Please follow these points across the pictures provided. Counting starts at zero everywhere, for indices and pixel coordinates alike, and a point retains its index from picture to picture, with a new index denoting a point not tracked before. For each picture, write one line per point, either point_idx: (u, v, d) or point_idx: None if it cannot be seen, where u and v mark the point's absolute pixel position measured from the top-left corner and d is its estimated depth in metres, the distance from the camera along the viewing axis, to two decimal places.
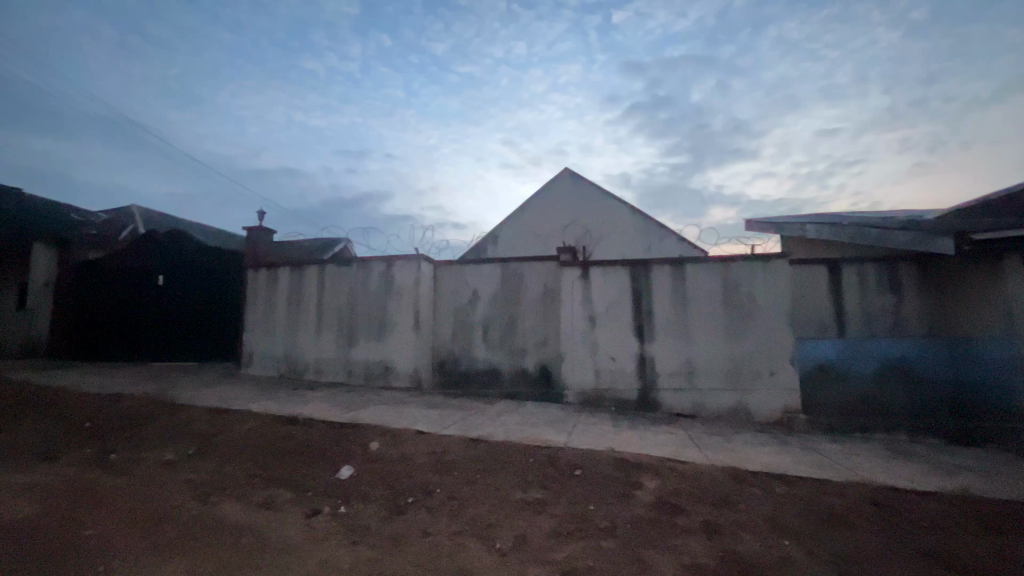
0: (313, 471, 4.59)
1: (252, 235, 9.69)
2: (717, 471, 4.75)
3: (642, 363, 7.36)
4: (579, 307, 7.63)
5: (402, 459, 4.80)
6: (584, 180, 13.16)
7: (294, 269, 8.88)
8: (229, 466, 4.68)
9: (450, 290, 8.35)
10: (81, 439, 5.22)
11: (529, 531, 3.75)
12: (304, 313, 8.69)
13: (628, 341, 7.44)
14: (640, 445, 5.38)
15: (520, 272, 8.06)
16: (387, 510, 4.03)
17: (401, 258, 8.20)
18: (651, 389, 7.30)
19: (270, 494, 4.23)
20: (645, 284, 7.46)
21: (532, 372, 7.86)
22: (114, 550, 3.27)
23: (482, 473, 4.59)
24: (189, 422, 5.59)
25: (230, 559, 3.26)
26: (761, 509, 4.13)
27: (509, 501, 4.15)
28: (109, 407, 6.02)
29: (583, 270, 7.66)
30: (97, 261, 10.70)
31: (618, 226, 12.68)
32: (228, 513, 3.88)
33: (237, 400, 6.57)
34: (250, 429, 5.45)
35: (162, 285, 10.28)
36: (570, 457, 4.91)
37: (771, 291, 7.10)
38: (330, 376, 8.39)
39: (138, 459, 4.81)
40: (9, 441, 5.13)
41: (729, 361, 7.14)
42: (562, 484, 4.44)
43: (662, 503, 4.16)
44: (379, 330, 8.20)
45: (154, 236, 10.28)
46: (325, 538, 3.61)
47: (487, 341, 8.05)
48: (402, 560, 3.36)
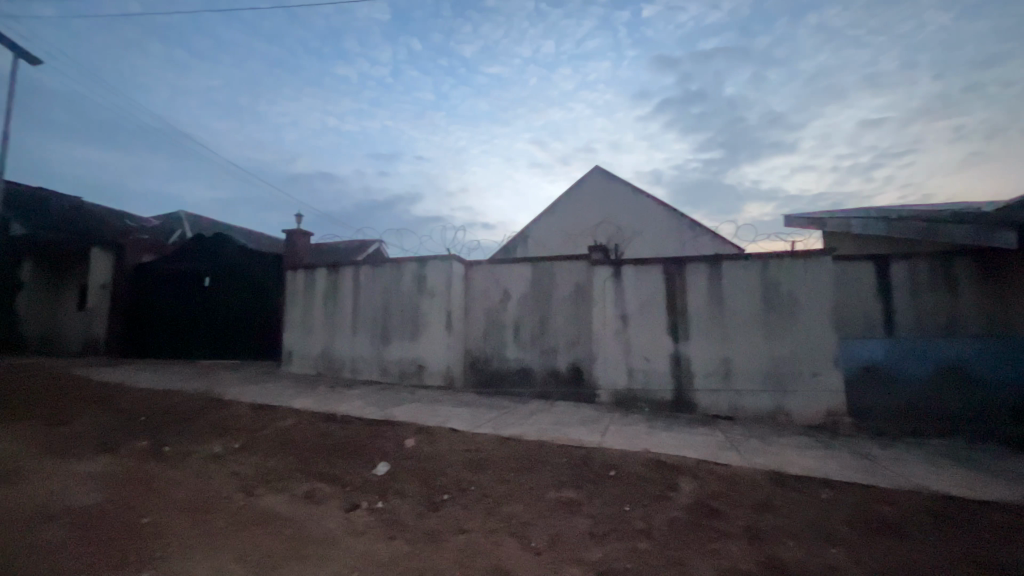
0: (350, 466, 4.72)
1: (291, 237, 10.04)
2: (758, 473, 4.61)
3: (677, 363, 7.22)
4: (611, 306, 7.54)
5: (437, 456, 4.87)
6: (615, 178, 12.98)
7: (331, 270, 9.13)
8: (273, 461, 4.87)
9: (481, 290, 8.41)
10: (138, 431, 5.55)
11: (564, 530, 3.73)
12: (340, 313, 8.94)
13: (662, 341, 7.31)
14: (677, 446, 5.27)
15: (551, 271, 8.04)
16: (423, 506, 4.10)
17: (434, 258, 8.31)
18: (686, 389, 7.15)
19: (312, 487, 4.38)
20: (680, 282, 7.31)
21: (563, 371, 7.82)
22: (169, 537, 3.46)
23: (515, 471, 4.61)
24: (234, 417, 5.85)
25: (275, 548, 3.39)
26: (805, 515, 3.98)
27: (543, 500, 4.15)
28: (162, 402, 6.36)
29: (615, 268, 7.57)
30: (149, 264, 11.30)
31: (650, 224, 12.46)
32: (272, 505, 4.04)
33: (278, 396, 6.82)
34: (291, 424, 5.65)
35: (207, 286, 10.75)
36: (604, 458, 4.85)
37: (813, 289, 6.83)
38: (365, 374, 8.59)
39: (188, 451, 5.07)
40: (74, 432, 5.51)
41: (768, 361, 6.91)
42: (595, 485, 4.40)
43: (700, 505, 4.07)
44: (412, 329, 8.34)
45: (201, 240, 10.78)
46: (363, 532, 3.70)
47: (519, 340, 8.07)
48: (438, 556, 3.40)
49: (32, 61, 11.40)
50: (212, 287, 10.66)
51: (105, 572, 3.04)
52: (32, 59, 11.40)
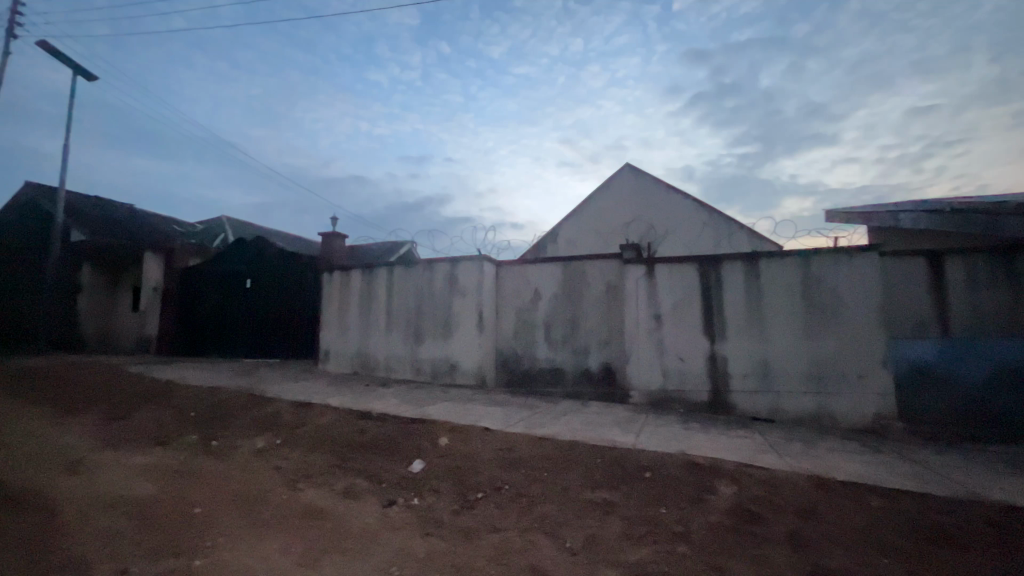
0: (387, 463, 4.83)
1: (327, 240, 10.35)
2: (800, 477, 4.45)
3: (713, 363, 7.04)
4: (644, 305, 7.42)
5: (470, 455, 4.91)
6: (646, 175, 12.78)
7: (365, 271, 9.35)
8: (313, 456, 5.04)
9: (512, 290, 8.43)
10: (188, 426, 5.84)
11: (598, 531, 3.71)
12: (374, 313, 9.14)
13: (697, 340, 7.15)
14: (714, 449, 5.15)
15: (582, 270, 7.98)
16: (458, 504, 4.15)
17: (465, 259, 8.39)
18: (723, 390, 6.96)
19: (350, 482, 4.50)
20: (716, 280, 7.13)
21: (595, 371, 7.75)
22: (217, 527, 3.61)
23: (548, 471, 4.60)
24: (277, 413, 6.08)
25: (317, 541, 3.50)
26: (853, 524, 3.81)
27: (577, 500, 4.13)
28: (209, 398, 6.68)
29: (648, 267, 7.45)
30: (195, 267, 11.85)
31: (683, 221, 12.19)
32: (314, 498, 4.18)
33: (316, 394, 7.04)
34: (330, 421, 5.82)
35: (249, 288, 11.18)
36: (639, 459, 4.79)
37: (858, 287, 6.54)
38: (399, 373, 8.75)
39: (236, 446, 5.31)
40: (131, 426, 5.85)
41: (811, 362, 6.64)
42: (630, 486, 4.35)
43: (740, 509, 3.96)
44: (444, 329, 8.45)
45: (243, 244, 11.23)
46: (400, 527, 3.77)
47: (550, 340, 8.04)
48: (474, 554, 3.42)
49: (89, 76, 12.17)
50: (253, 289, 11.08)
51: (161, 557, 3.21)
52: (90, 75, 12.17)
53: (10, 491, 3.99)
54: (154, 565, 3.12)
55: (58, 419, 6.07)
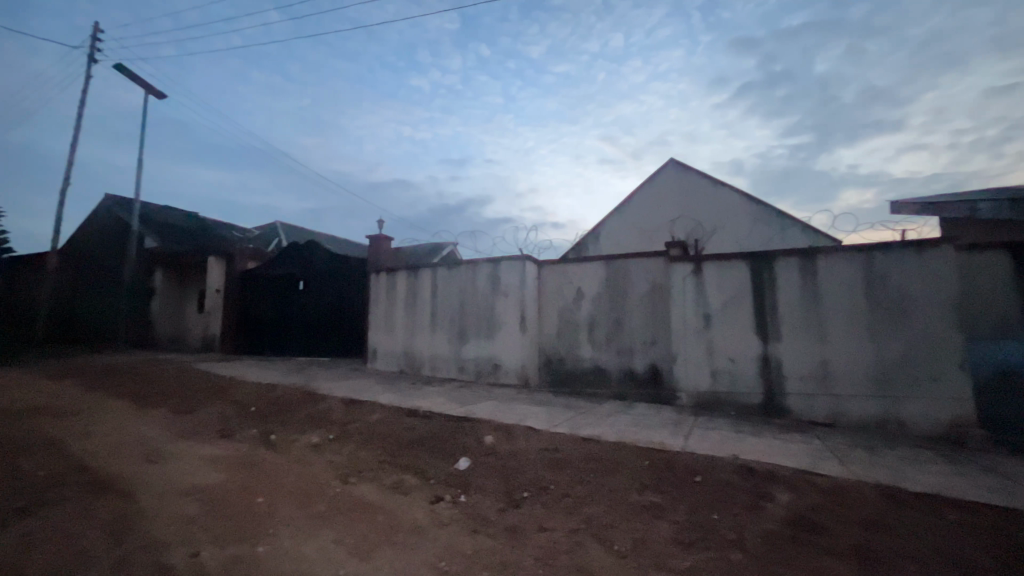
0: (434, 460, 4.93)
1: (374, 242, 10.67)
2: (866, 487, 4.17)
3: (766, 364, 6.74)
4: (691, 304, 7.20)
5: (516, 454, 4.93)
6: (692, 170, 12.37)
7: (410, 272, 9.59)
8: (364, 451, 5.23)
9: (554, 290, 8.40)
10: (249, 421, 6.20)
11: (647, 535, 3.63)
12: (419, 313, 9.35)
13: (748, 340, 6.87)
14: (769, 454, 4.92)
15: (626, 269, 7.84)
16: (504, 503, 4.17)
17: (507, 259, 8.43)
18: (777, 393, 6.65)
19: (399, 478, 4.63)
20: (768, 278, 6.82)
21: (640, 372, 7.59)
22: (278, 517, 3.80)
23: (594, 473, 4.55)
24: (329, 410, 6.35)
25: (369, 533, 3.62)
26: (928, 538, 3.53)
27: (624, 503, 4.06)
28: (268, 394, 7.07)
29: (695, 265, 7.22)
30: (252, 270, 12.52)
31: (733, 217, 11.70)
32: (365, 492, 4.33)
33: (366, 392, 7.29)
34: (379, 418, 6.01)
35: (301, 290, 11.68)
36: (688, 463, 4.64)
37: (930, 284, 6.06)
38: (444, 372, 8.91)
39: (293, 440, 5.59)
40: (199, 419, 6.28)
41: (876, 364, 6.23)
42: (679, 490, 4.23)
43: (799, 518, 3.77)
44: (488, 329, 8.53)
45: (296, 248, 11.76)
46: (448, 523, 3.85)
47: (593, 340, 7.95)
48: (521, 553, 3.42)
49: (159, 95, 13.13)
50: (305, 290, 11.57)
51: (229, 542, 3.42)
52: (160, 93, 13.13)
53: (98, 476, 4.37)
54: (223, 549, 3.32)
55: (137, 411, 6.61)
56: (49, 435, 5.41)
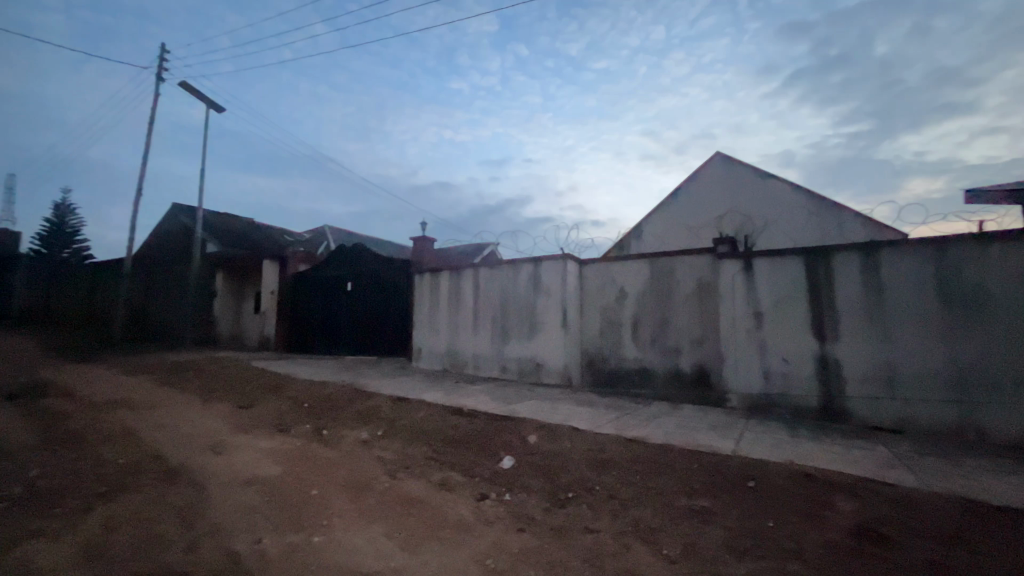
0: (479, 459, 4.98)
1: (418, 243, 10.89)
2: (940, 499, 3.87)
3: (824, 366, 6.39)
4: (741, 303, 6.93)
5: (560, 454, 4.91)
6: (740, 163, 11.90)
7: (453, 273, 9.74)
8: (411, 448, 5.36)
9: (596, 289, 8.30)
10: (303, 416, 6.49)
11: (697, 539, 3.53)
12: (461, 313, 9.49)
13: (803, 340, 6.53)
14: (829, 460, 4.65)
15: (671, 267, 7.63)
16: (549, 503, 4.17)
17: (548, 258, 8.40)
18: (837, 397, 6.28)
19: (445, 475, 4.71)
20: (826, 274, 6.45)
21: (687, 373, 7.37)
22: (331, 509, 3.96)
23: (640, 474, 4.47)
24: (377, 406, 6.55)
25: (418, 528, 3.71)
26: (1014, 556, 3.24)
27: (672, 506, 3.96)
28: (320, 391, 7.37)
29: (745, 262, 6.93)
30: (304, 273, 13.08)
31: (785, 211, 11.16)
32: (412, 488, 4.43)
33: (412, 390, 7.48)
34: (425, 415, 6.14)
35: (349, 291, 12.10)
36: (740, 467, 4.47)
37: (1013, 279, 5.54)
38: (487, 371, 9.00)
39: (343, 435, 5.80)
40: (258, 414, 6.64)
41: (949, 367, 5.77)
42: (731, 495, 4.08)
43: (863, 529, 3.55)
44: (530, 328, 8.53)
45: (344, 250, 12.20)
46: (494, 521, 3.88)
47: (637, 340, 7.80)
48: (567, 553, 3.41)
49: (219, 108, 13.99)
50: (353, 291, 11.98)
51: (288, 531, 3.59)
52: (220, 106, 13.99)
53: (169, 465, 4.71)
54: (282, 538, 3.49)
55: (202, 405, 7.07)
56: (126, 426, 5.87)
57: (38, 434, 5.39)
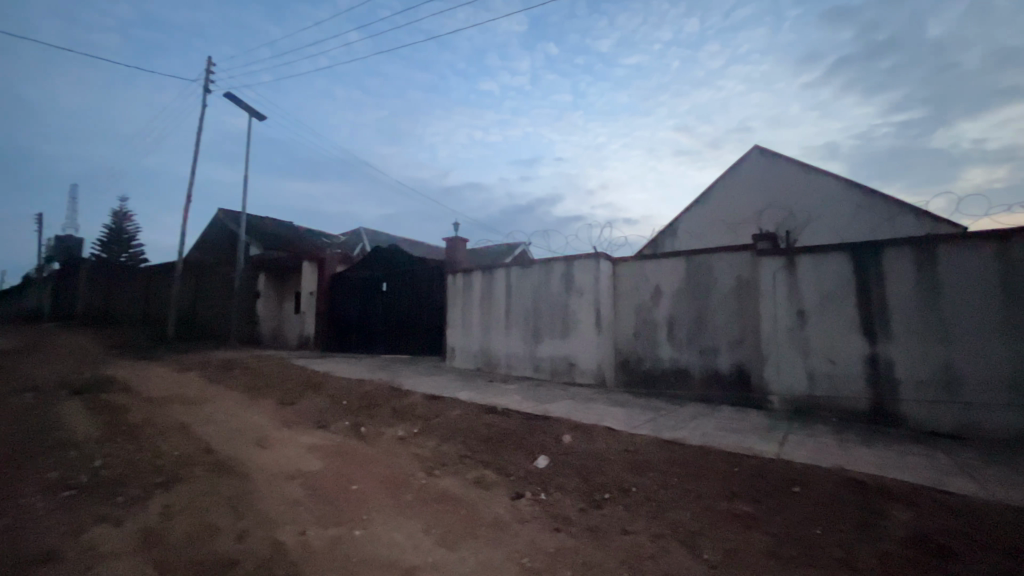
0: (513, 458, 5.00)
1: (451, 243, 10.99)
2: (1007, 511, 3.61)
3: (874, 366, 6.08)
4: (783, 301, 6.68)
5: (596, 454, 4.86)
6: (780, 156, 11.46)
7: (485, 272, 9.80)
8: (446, 446, 5.43)
9: (630, 288, 8.18)
10: (342, 413, 6.68)
11: (739, 544, 3.43)
12: (494, 312, 9.53)
13: (852, 340, 6.23)
14: (881, 466, 4.42)
15: (707, 265, 7.43)
16: (584, 503, 4.13)
17: (581, 257, 8.34)
18: (889, 399, 5.96)
19: (480, 473, 4.75)
20: (876, 270, 6.13)
21: (726, 373, 7.16)
22: (371, 504, 4.06)
23: (679, 477, 4.36)
24: (413, 404, 6.67)
25: (454, 525, 3.75)
26: None
27: (712, 510, 3.85)
28: (358, 389, 7.57)
29: (787, 259, 6.68)
30: (341, 274, 13.43)
31: (829, 205, 10.66)
32: (448, 485, 4.49)
33: (447, 388, 7.57)
34: (460, 414, 6.21)
35: (384, 291, 12.35)
36: (784, 471, 4.31)
37: None
38: (519, 370, 9.01)
39: (381, 432, 5.94)
40: (300, 410, 6.87)
41: (1015, 368, 5.37)
42: (775, 500, 3.93)
43: (920, 539, 3.35)
44: (563, 328, 8.49)
45: (379, 252, 12.47)
46: (529, 520, 3.88)
47: (673, 339, 7.63)
48: (605, 555, 3.37)
49: (260, 117, 14.60)
50: (388, 292, 12.22)
51: (330, 524, 3.70)
52: (261, 115, 14.60)
53: (219, 458, 4.94)
54: (325, 530, 3.60)
55: (248, 401, 7.38)
56: (180, 419, 6.21)
57: (102, 426, 5.77)
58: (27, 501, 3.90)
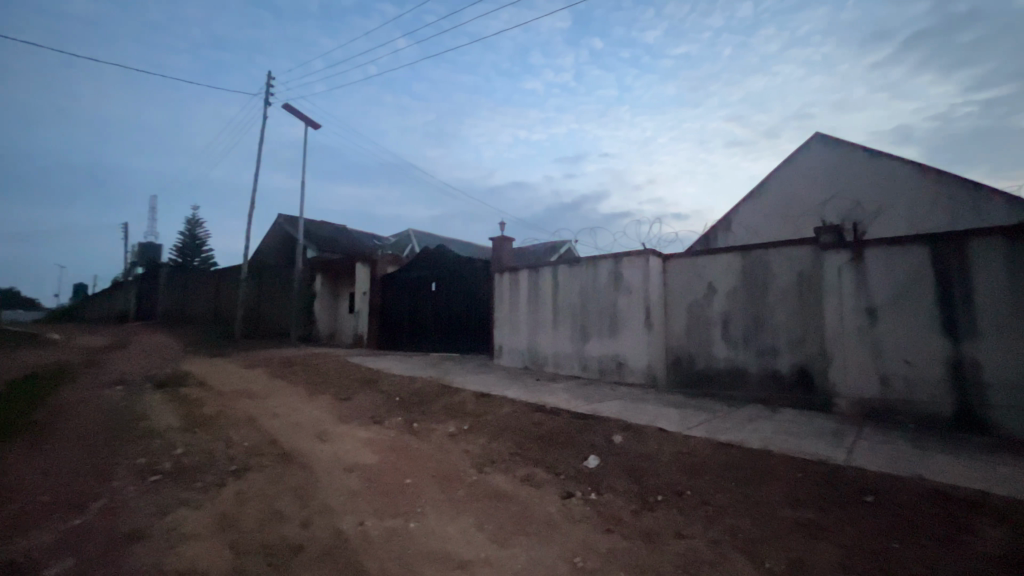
0: (563, 457, 4.98)
1: (497, 243, 11.07)
2: None
3: (957, 369, 5.57)
4: (850, 298, 6.25)
5: (648, 455, 4.76)
6: (845, 142, 10.72)
7: (532, 271, 9.79)
8: (496, 443, 5.49)
9: (682, 285, 7.93)
10: (396, 409, 6.91)
11: (806, 555, 3.23)
12: (541, 311, 9.53)
13: (931, 340, 5.74)
14: (968, 478, 4.05)
15: (765, 260, 7.08)
16: (637, 505, 4.06)
17: (629, 254, 8.17)
18: (975, 405, 5.44)
19: (530, 471, 4.76)
20: (959, 264, 5.62)
21: (787, 375, 6.80)
22: (425, 498, 4.16)
23: (737, 482, 4.19)
24: (463, 402, 6.79)
25: (505, 521, 3.79)
26: None
27: (775, 518, 3.67)
28: (410, 386, 7.81)
29: (854, 253, 6.25)
30: (392, 275, 13.86)
31: (902, 194, 9.86)
32: (499, 482, 4.53)
33: (495, 387, 7.65)
34: (508, 412, 6.25)
35: (433, 291, 12.63)
36: (855, 480, 4.04)
37: None
38: (567, 369, 8.97)
39: (432, 429, 6.09)
40: (356, 406, 7.17)
41: None
42: (844, 510, 3.70)
43: (1018, 560, 3.03)
44: (611, 326, 8.36)
45: (428, 252, 12.77)
46: (581, 520, 3.85)
47: (728, 338, 7.33)
48: (659, 558, 3.30)
49: (316, 126, 15.33)
50: (437, 291, 12.49)
51: (387, 516, 3.83)
52: (316, 124, 15.32)
53: (285, 449, 5.24)
54: (383, 521, 3.74)
55: (308, 396, 7.78)
56: (248, 413, 6.62)
57: (181, 417, 6.27)
58: (120, 484, 4.30)
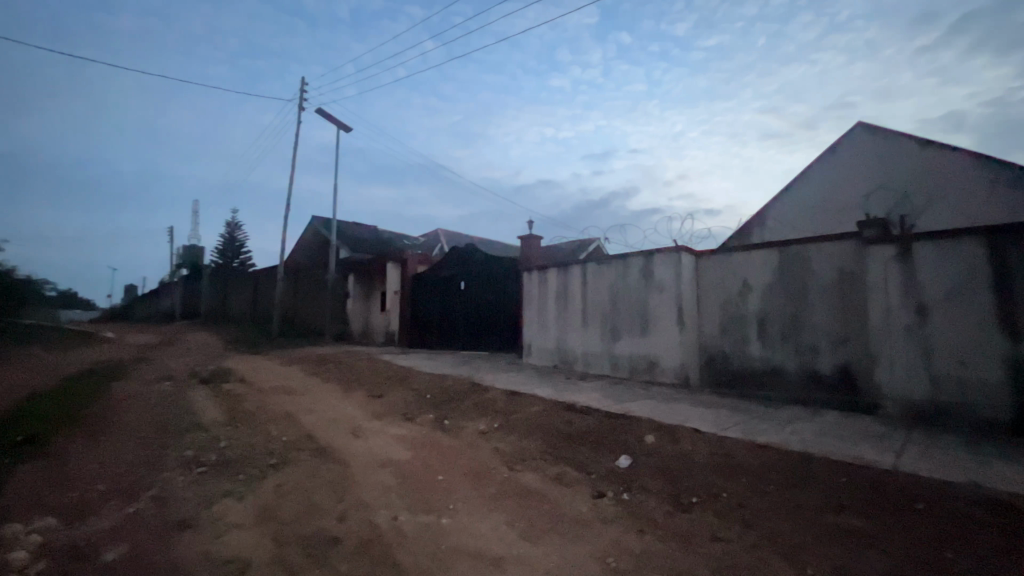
0: (594, 456, 4.94)
1: (526, 241, 11.06)
2: None
3: (1016, 369, 5.24)
4: (897, 295, 5.94)
5: (681, 456, 4.66)
6: (889, 131, 10.23)
7: (560, 269, 9.74)
8: (527, 442, 5.49)
9: (716, 282, 7.72)
10: (427, 407, 7.00)
11: (852, 563, 3.10)
12: (570, 310, 9.47)
13: (987, 339, 5.41)
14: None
15: (804, 255, 6.81)
16: (671, 506, 3.99)
17: (660, 251, 8.02)
18: None
19: (561, 470, 4.74)
20: (1019, 258, 5.27)
21: (828, 375, 6.54)
22: (457, 495, 4.20)
23: (776, 485, 4.06)
24: (493, 400, 6.81)
25: (537, 519, 3.79)
26: None
27: (817, 523, 3.54)
28: (440, 384, 7.90)
29: (900, 247, 5.94)
30: (422, 275, 14.05)
31: (953, 185, 9.33)
32: (530, 480, 4.53)
33: (525, 385, 7.65)
34: (538, 411, 6.24)
35: (462, 290, 12.73)
36: (903, 485, 3.85)
37: None
38: (597, 367, 8.89)
39: (463, 427, 6.13)
40: (388, 403, 7.31)
41: None
42: (893, 517, 3.53)
43: None
44: (642, 324, 8.23)
45: (457, 252, 12.88)
46: (613, 520, 3.82)
47: (765, 337, 7.10)
48: (694, 561, 3.23)
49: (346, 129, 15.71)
50: (466, 290, 12.58)
51: (419, 512, 3.89)
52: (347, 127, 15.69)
53: (321, 444, 5.40)
54: (416, 517, 3.80)
55: (343, 393, 7.98)
56: (286, 409, 6.85)
57: (224, 412, 6.55)
58: (169, 474, 4.53)
